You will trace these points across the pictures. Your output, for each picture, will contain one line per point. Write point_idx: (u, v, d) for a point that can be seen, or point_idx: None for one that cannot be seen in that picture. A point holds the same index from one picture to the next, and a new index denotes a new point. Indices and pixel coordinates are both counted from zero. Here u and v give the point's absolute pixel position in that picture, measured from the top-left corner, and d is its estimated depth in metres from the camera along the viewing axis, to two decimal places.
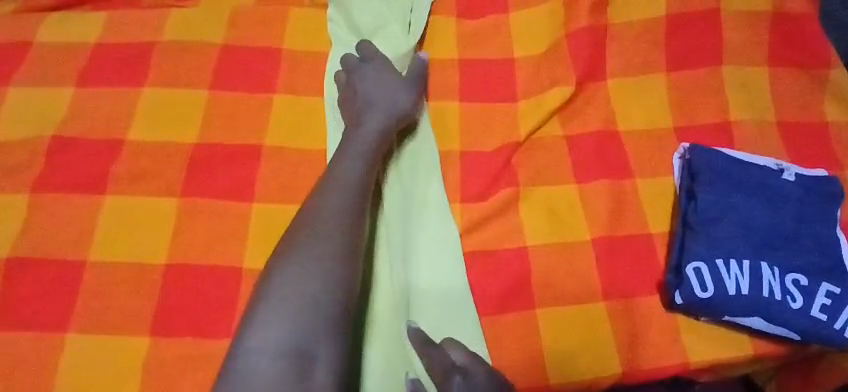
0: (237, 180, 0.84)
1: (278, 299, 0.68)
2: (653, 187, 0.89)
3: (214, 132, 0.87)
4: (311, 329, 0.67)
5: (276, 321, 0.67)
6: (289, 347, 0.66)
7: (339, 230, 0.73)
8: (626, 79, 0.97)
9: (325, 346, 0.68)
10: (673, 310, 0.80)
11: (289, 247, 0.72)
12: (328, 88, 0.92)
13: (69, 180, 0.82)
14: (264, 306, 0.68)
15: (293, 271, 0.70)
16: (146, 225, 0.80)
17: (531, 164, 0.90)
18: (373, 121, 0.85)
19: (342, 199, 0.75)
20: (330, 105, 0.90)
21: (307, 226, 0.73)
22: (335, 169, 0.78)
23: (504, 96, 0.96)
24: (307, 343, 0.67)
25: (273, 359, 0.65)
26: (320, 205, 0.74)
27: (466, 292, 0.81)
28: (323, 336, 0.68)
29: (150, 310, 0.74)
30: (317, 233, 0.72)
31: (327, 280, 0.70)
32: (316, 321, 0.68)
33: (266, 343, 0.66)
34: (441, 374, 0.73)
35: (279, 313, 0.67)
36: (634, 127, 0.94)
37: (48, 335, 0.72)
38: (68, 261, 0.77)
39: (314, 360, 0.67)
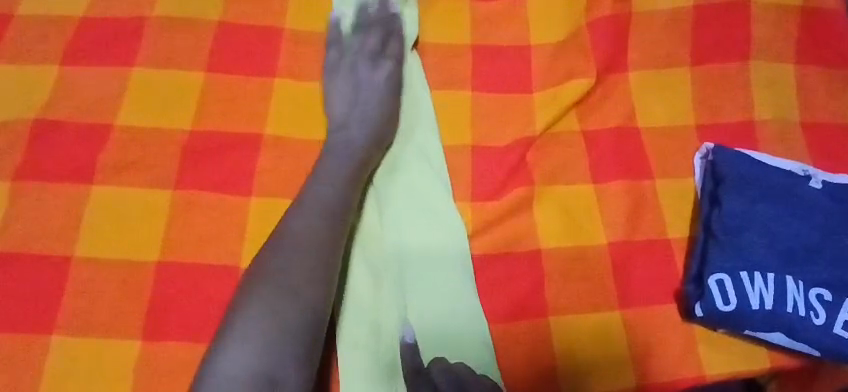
0: (234, 173, 0.78)
1: (251, 316, 0.65)
2: (673, 189, 0.85)
3: (209, 119, 0.82)
4: (280, 350, 0.64)
5: (245, 338, 0.64)
6: (260, 367, 0.62)
7: (322, 246, 0.71)
8: (648, 72, 0.92)
9: (294, 368, 0.64)
10: (690, 320, 0.77)
11: (269, 261, 0.69)
12: (329, 81, 0.86)
13: (52, 169, 0.76)
14: (240, 321, 0.64)
15: (273, 287, 0.67)
16: (136, 220, 0.74)
17: (546, 162, 0.85)
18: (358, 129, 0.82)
19: (326, 212, 0.73)
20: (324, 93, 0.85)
21: (287, 236, 0.71)
22: (320, 179, 0.76)
23: (518, 87, 0.90)
24: (277, 362, 0.63)
25: (240, 381, 0.61)
26: (301, 216, 0.72)
27: (458, 305, 0.77)
28: (290, 357, 0.64)
29: (141, 312, 0.70)
30: (295, 244, 0.70)
31: (301, 299, 0.67)
32: (286, 338, 0.64)
33: (236, 363, 0.62)
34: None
35: (254, 329, 0.64)
36: (655, 124, 0.89)
37: (32, 337, 0.68)
38: (53, 257, 0.72)
39: (285, 382, 0.63)
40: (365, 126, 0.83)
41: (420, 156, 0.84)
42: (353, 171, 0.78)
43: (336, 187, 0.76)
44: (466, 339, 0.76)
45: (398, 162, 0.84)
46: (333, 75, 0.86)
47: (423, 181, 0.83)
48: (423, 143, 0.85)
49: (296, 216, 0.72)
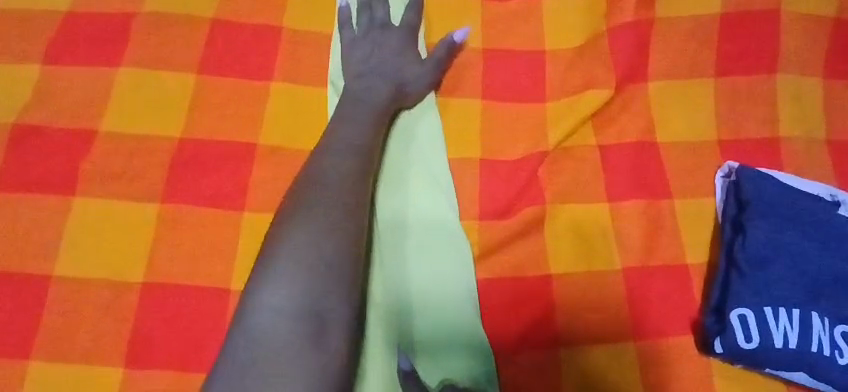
0: (226, 185, 0.73)
1: (289, 252, 0.60)
2: (693, 211, 0.80)
3: (200, 126, 0.76)
4: (328, 287, 0.60)
5: (287, 277, 0.59)
6: (306, 304, 0.58)
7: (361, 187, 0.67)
8: (669, 83, 0.86)
9: (340, 307, 0.60)
10: (707, 354, 0.72)
11: (295, 204, 0.64)
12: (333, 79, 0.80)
13: (33, 179, 0.72)
14: (275, 258, 0.60)
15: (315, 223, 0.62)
16: (120, 234, 0.70)
17: (558, 178, 0.80)
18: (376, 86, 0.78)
19: (359, 157, 0.70)
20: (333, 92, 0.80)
21: (319, 173, 0.67)
22: (348, 125, 0.73)
23: (531, 96, 0.85)
24: (323, 301, 0.59)
25: (289, 321, 0.57)
26: (332, 153, 0.69)
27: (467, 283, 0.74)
28: (336, 295, 0.60)
29: (124, 336, 0.66)
30: (330, 178, 0.66)
31: (342, 233, 0.63)
32: (333, 273, 0.61)
33: (280, 303, 0.58)
34: None
35: (296, 267, 0.60)
36: (676, 139, 0.84)
37: (8, 361, 0.64)
38: (32, 275, 0.67)
39: (332, 321, 0.59)
40: (378, 78, 0.79)
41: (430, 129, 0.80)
42: (377, 124, 0.75)
43: (367, 133, 0.73)
44: (463, 321, 0.73)
45: (411, 126, 0.80)
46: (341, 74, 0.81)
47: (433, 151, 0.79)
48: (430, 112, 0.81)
49: (326, 154, 0.69)
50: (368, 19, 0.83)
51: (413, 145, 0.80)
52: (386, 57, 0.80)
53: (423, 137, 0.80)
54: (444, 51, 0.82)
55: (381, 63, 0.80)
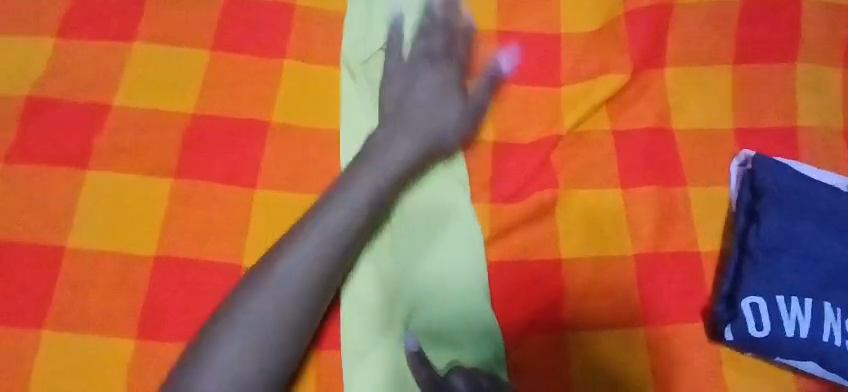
0: (240, 162, 0.73)
1: (284, 276, 0.62)
2: (707, 199, 0.80)
3: (214, 102, 0.76)
4: (275, 345, 0.60)
5: (243, 326, 0.59)
6: (250, 360, 0.58)
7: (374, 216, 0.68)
8: (686, 69, 0.85)
9: (278, 367, 0.60)
10: (717, 341, 0.72)
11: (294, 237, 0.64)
12: (350, 62, 0.80)
13: (47, 151, 0.72)
14: (244, 301, 0.60)
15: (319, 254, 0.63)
16: (133, 208, 0.70)
17: (571, 162, 0.80)
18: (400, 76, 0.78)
19: (372, 186, 0.68)
20: (350, 74, 0.80)
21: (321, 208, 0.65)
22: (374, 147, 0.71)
23: (546, 79, 0.84)
24: (266, 359, 0.59)
25: (226, 374, 0.57)
26: (340, 186, 0.67)
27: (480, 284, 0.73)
28: (278, 353, 0.60)
29: (136, 308, 0.66)
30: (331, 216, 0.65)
31: (310, 289, 0.62)
32: (283, 331, 0.60)
33: (226, 353, 0.58)
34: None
35: (259, 317, 0.60)
36: (692, 127, 0.83)
37: (22, 330, 0.64)
38: (46, 246, 0.68)
39: (270, 382, 0.59)
40: (400, 66, 0.78)
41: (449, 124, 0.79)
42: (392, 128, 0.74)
43: (379, 157, 0.71)
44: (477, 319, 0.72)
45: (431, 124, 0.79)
46: (361, 57, 0.81)
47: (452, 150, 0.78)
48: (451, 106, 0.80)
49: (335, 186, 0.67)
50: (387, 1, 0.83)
51: None
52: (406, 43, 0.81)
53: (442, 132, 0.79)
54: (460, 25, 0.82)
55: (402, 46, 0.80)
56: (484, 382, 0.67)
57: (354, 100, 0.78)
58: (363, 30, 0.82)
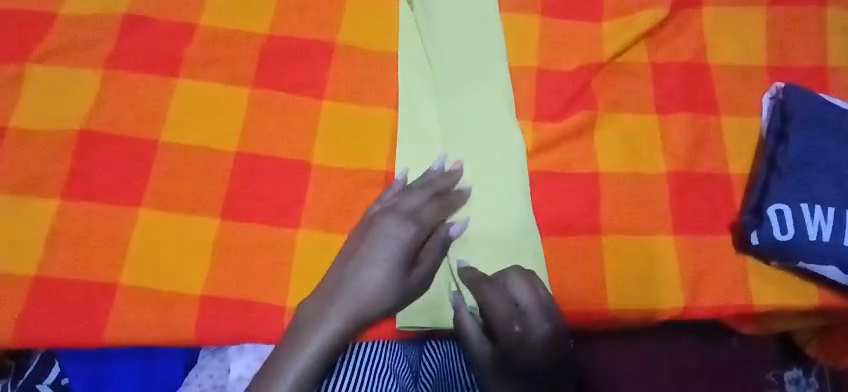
0: (308, 77, 0.81)
1: (313, 320, 0.66)
2: (738, 127, 0.85)
3: (286, 24, 0.84)
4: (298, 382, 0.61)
5: (277, 365, 0.62)
6: None
7: (396, 219, 0.71)
8: (722, 9, 0.90)
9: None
10: (744, 252, 0.78)
11: (332, 279, 0.69)
12: (405, 7, 0.86)
13: (140, 60, 0.80)
14: (284, 346, 0.64)
15: (353, 262, 0.70)
16: (215, 112, 0.78)
17: (609, 90, 0.86)
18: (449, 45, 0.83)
19: (396, 220, 0.71)
20: (406, 16, 0.85)
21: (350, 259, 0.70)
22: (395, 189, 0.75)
23: (589, 15, 0.89)
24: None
25: None
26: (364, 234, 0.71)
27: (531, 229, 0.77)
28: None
29: (219, 196, 0.74)
30: (359, 264, 0.69)
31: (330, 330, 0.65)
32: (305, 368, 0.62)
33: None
34: (508, 315, 0.71)
35: (291, 357, 0.63)
36: (726, 61, 0.88)
37: (120, 209, 0.73)
38: (141, 139, 0.76)
39: None
40: (449, 34, 0.84)
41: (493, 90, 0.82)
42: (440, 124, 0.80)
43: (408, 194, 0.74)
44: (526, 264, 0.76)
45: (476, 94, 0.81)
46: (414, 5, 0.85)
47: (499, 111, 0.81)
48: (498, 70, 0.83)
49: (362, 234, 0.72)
50: None
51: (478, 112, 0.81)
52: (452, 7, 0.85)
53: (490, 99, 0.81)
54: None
55: (449, 10, 0.85)
56: (541, 291, 0.72)
57: (410, 29, 0.85)
58: None
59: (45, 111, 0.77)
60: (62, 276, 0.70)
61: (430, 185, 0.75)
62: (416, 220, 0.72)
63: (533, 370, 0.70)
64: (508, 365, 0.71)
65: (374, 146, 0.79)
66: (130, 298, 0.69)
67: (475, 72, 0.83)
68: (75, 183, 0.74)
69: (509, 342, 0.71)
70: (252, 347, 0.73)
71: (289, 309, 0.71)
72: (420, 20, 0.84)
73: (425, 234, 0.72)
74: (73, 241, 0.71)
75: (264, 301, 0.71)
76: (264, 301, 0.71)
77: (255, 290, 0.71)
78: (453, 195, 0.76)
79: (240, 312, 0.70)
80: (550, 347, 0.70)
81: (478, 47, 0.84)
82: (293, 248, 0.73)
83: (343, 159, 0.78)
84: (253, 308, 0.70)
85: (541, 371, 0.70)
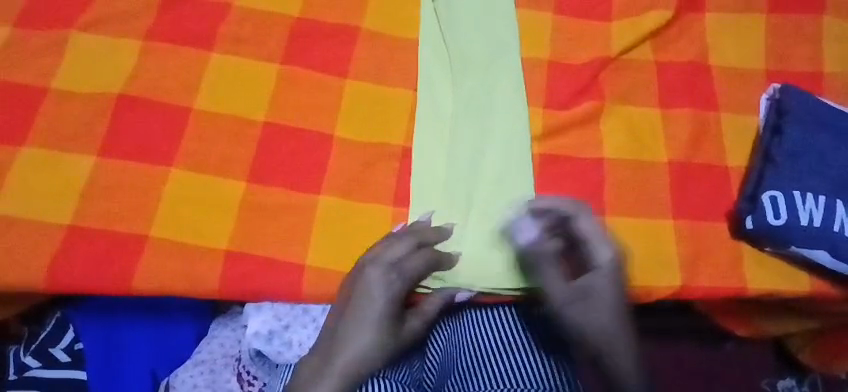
0: (334, 57, 0.86)
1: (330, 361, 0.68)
2: (737, 124, 0.90)
3: (315, 8, 0.89)
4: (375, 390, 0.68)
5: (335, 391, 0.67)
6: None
7: (379, 272, 0.72)
8: (724, 15, 0.96)
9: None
10: (738, 237, 0.83)
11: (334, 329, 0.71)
12: (425, 3, 0.91)
13: (177, 33, 0.85)
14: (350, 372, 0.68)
15: (345, 314, 0.71)
16: (246, 84, 0.83)
17: (616, 83, 0.91)
18: (462, 50, 0.88)
19: (380, 274, 0.72)
20: (427, 14, 0.90)
21: (343, 311, 0.72)
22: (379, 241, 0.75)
23: (600, 14, 0.95)
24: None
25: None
26: (352, 288, 0.72)
27: None
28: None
29: (247, 161, 0.79)
30: (353, 317, 0.71)
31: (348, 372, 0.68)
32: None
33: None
34: (536, 248, 0.72)
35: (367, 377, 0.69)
36: (727, 63, 0.93)
37: (153, 167, 0.77)
38: (176, 105, 0.81)
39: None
40: (464, 40, 0.88)
41: (498, 99, 0.85)
42: (448, 127, 0.84)
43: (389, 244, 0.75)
44: None
45: (484, 104, 0.85)
46: (434, 7, 0.90)
47: (508, 119, 0.84)
48: (509, 79, 0.87)
49: (351, 287, 0.73)
50: None
51: (485, 118, 0.84)
52: (469, 13, 0.90)
53: (499, 107, 0.84)
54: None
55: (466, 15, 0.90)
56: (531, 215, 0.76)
57: (430, 26, 0.90)
58: None
59: (86, 75, 0.82)
60: (95, 226, 0.74)
61: (417, 231, 0.75)
62: (400, 271, 0.73)
63: (578, 282, 0.72)
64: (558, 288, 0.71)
65: (393, 123, 0.84)
66: (157, 249, 0.74)
67: (484, 81, 0.86)
68: (111, 142, 0.78)
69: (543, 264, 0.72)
70: (270, 306, 0.76)
71: (308, 267, 0.75)
72: (437, 23, 0.90)
73: (408, 285, 0.74)
74: (107, 194, 0.76)
75: (285, 260, 0.75)
76: (285, 259, 0.75)
77: (277, 249, 0.75)
78: (430, 233, 0.76)
79: (261, 269, 0.74)
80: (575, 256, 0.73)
81: (489, 55, 0.88)
82: (313, 213, 0.77)
83: (364, 134, 0.82)
84: (273, 265, 0.74)
85: (592, 274, 0.71)
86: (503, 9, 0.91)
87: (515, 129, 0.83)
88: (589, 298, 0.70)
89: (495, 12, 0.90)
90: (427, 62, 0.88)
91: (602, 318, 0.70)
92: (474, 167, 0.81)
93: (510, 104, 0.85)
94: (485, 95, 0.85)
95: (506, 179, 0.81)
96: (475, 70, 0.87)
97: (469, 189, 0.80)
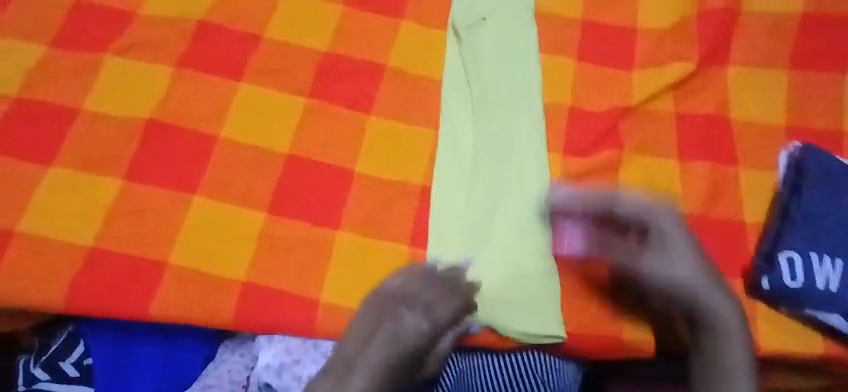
0: (361, 93, 0.88)
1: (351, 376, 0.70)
2: (756, 180, 0.90)
3: (344, 44, 0.91)
4: None
5: None
6: None
7: (412, 313, 0.74)
8: (746, 69, 0.97)
9: None
10: (754, 295, 0.82)
11: (355, 348, 0.72)
12: (450, 50, 0.93)
13: (210, 61, 0.87)
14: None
15: (368, 338, 0.72)
16: (272, 116, 0.85)
17: (637, 133, 0.92)
18: (484, 99, 0.89)
19: (411, 314, 0.74)
20: (450, 61, 0.92)
21: (364, 334, 0.72)
22: (413, 280, 0.75)
23: (623, 63, 0.97)
24: None
25: None
26: (381, 320, 0.73)
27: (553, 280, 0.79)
28: None
29: (269, 192, 0.80)
30: (373, 344, 0.72)
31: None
32: None
33: None
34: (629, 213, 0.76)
35: None
36: (746, 118, 0.94)
37: (178, 193, 0.79)
38: (203, 133, 0.83)
39: None
40: (488, 88, 0.89)
41: (519, 148, 0.85)
42: (468, 175, 0.84)
43: (424, 287, 0.75)
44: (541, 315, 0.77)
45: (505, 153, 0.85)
46: (457, 55, 0.92)
47: (528, 170, 0.84)
48: (531, 129, 0.87)
49: (380, 319, 0.73)
50: (477, 8, 0.95)
51: (506, 168, 0.84)
52: (492, 63, 0.91)
53: (520, 156, 0.85)
54: (532, 50, 0.93)
55: (489, 64, 0.91)
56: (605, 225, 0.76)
57: (455, 73, 0.91)
58: (458, 36, 0.94)
59: (117, 98, 0.84)
60: (117, 250, 0.75)
61: (452, 280, 0.77)
62: (432, 317, 0.74)
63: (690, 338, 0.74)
64: (681, 268, 0.71)
65: (415, 162, 0.85)
66: (177, 277, 0.75)
67: (506, 130, 0.87)
68: (137, 166, 0.80)
69: (663, 253, 0.72)
70: (281, 339, 0.76)
71: (322, 304, 0.75)
72: (460, 71, 0.91)
73: (438, 333, 0.74)
74: (131, 218, 0.77)
75: (302, 294, 0.76)
76: (300, 293, 0.76)
77: (293, 282, 0.76)
78: (466, 285, 0.77)
79: (277, 301, 0.75)
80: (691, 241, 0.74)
81: (513, 103, 0.88)
82: (332, 247, 0.78)
83: (385, 171, 0.83)
84: (289, 298, 0.75)
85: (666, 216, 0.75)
86: (527, 59, 0.92)
87: (536, 180, 0.83)
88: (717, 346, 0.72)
89: (518, 62, 0.92)
90: (449, 109, 0.88)
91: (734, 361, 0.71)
92: (493, 216, 0.81)
93: (531, 154, 0.85)
94: (506, 143, 0.86)
95: (529, 225, 0.80)
96: (497, 118, 0.88)
97: (490, 233, 0.80)
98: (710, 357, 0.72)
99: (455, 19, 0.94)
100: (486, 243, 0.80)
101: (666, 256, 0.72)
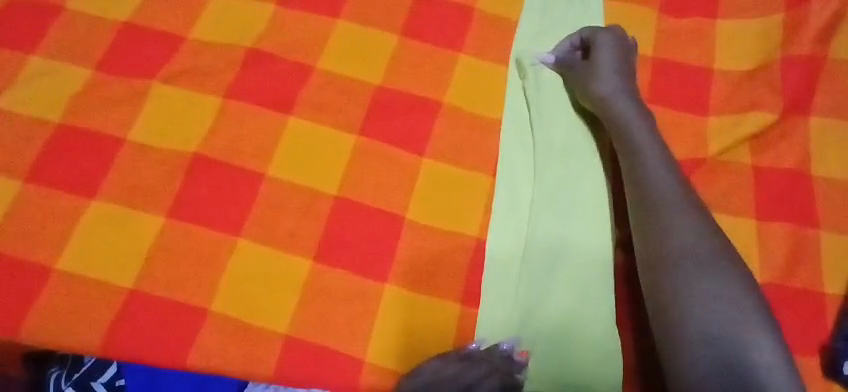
0: (413, 131, 0.83)
1: None
2: (838, 246, 0.81)
3: (397, 78, 0.86)
4: None
5: None
6: None
7: None
8: (833, 119, 0.88)
9: None
10: (832, 378, 0.74)
11: None
12: (510, 86, 0.87)
13: (259, 92, 0.83)
14: None
15: None
16: (320, 153, 0.81)
17: (709, 188, 0.85)
18: (543, 141, 0.83)
19: None
20: (509, 98, 0.86)
21: None
22: (444, 362, 0.69)
23: (695, 110, 0.90)
24: None
25: None
26: None
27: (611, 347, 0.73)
28: None
29: (314, 238, 0.76)
30: None
31: None
32: None
33: None
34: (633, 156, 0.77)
35: None
36: (831, 175, 0.85)
37: (220, 234, 0.75)
38: (248, 170, 0.79)
39: None
40: (548, 129, 0.84)
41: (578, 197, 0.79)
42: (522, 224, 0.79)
43: (459, 368, 0.69)
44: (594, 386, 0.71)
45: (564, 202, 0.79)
46: (517, 92, 0.87)
47: (588, 224, 0.78)
48: (594, 177, 0.81)
49: None
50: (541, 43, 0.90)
51: (563, 220, 0.78)
52: (554, 102, 0.85)
53: (579, 208, 0.79)
54: None
55: (551, 103, 0.85)
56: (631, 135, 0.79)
57: (514, 111, 0.85)
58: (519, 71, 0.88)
59: (163, 128, 0.81)
60: (156, 293, 0.72)
61: (487, 356, 0.69)
62: None
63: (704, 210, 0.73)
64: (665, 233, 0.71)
65: (468, 211, 0.80)
66: (217, 325, 0.72)
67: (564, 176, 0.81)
68: (180, 203, 0.77)
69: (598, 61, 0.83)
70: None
71: (366, 363, 0.71)
72: (518, 110, 0.86)
73: None
74: (172, 259, 0.74)
75: (344, 351, 0.72)
76: (342, 351, 0.72)
77: (335, 338, 0.72)
78: (503, 359, 0.69)
79: (318, 358, 0.71)
80: (619, 66, 0.83)
81: (573, 146, 0.83)
82: (378, 301, 0.74)
83: (435, 219, 0.79)
84: (331, 356, 0.71)
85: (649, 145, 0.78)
86: None
87: (595, 236, 0.78)
88: (640, 162, 0.76)
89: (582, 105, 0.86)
90: (505, 150, 0.83)
91: (701, 313, 0.65)
92: (546, 271, 0.76)
93: (592, 206, 0.79)
94: (564, 191, 0.80)
95: (592, 282, 0.75)
96: (557, 163, 0.82)
97: (548, 287, 0.75)
98: (665, 302, 0.68)
99: (518, 54, 0.89)
100: (538, 303, 0.75)
101: (598, 63, 0.83)
